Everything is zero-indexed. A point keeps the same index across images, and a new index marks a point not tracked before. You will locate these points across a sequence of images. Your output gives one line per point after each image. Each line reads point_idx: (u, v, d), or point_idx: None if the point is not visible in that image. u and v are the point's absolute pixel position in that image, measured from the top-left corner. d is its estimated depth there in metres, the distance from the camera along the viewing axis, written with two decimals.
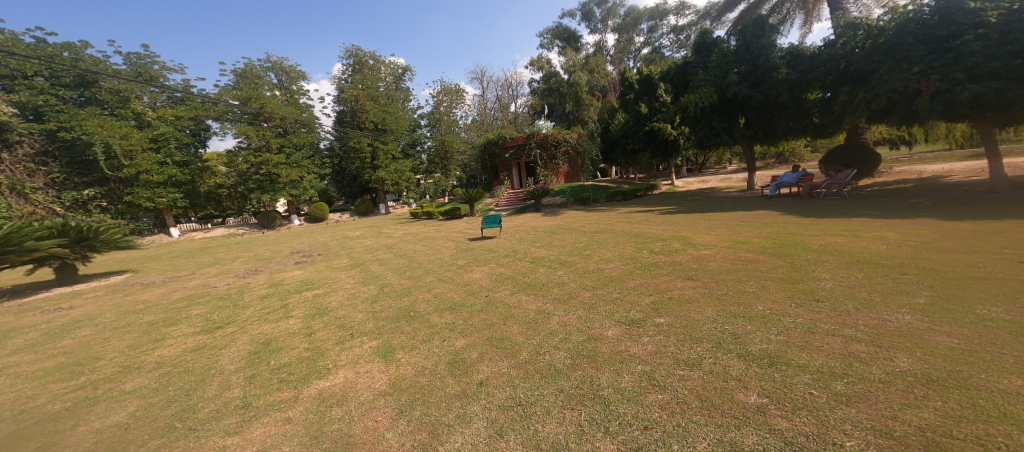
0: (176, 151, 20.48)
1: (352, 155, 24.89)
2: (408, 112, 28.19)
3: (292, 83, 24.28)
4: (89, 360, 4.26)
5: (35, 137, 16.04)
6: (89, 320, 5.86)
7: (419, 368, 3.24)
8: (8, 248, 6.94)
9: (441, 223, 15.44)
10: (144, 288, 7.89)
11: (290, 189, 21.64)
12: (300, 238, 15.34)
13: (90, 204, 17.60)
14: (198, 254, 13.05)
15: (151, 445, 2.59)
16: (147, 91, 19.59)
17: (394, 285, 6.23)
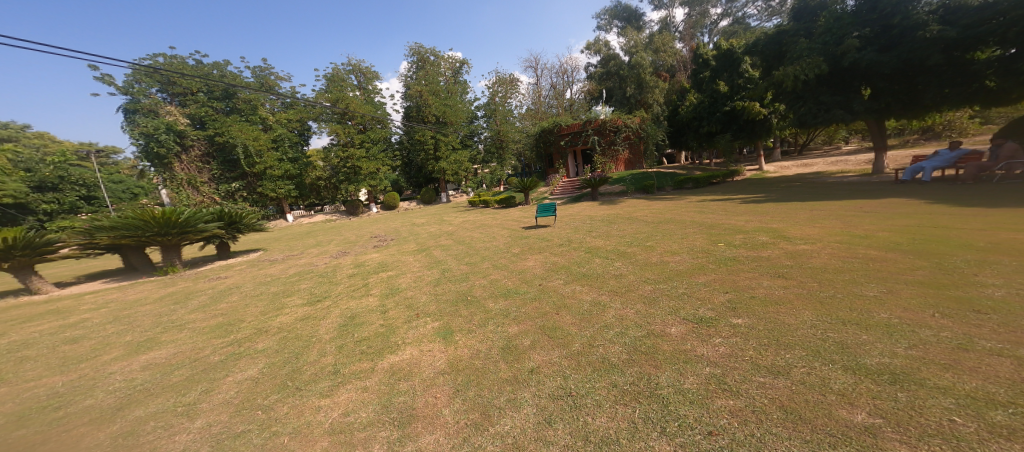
0: (290, 149, 23.43)
1: (418, 148, 26.55)
2: (466, 104, 29.10)
3: (369, 84, 26.52)
4: (235, 321, 5.20)
5: (202, 142, 21.11)
6: (236, 288, 7.18)
7: (474, 350, 3.38)
8: (185, 231, 8.67)
9: (499, 211, 15.79)
10: (264, 265, 9.35)
11: (369, 181, 23.88)
12: (376, 224, 16.90)
13: (236, 195, 21.92)
14: (303, 236, 15.17)
15: (271, 398, 3.08)
16: (267, 99, 22.93)
17: (454, 270, 6.54)
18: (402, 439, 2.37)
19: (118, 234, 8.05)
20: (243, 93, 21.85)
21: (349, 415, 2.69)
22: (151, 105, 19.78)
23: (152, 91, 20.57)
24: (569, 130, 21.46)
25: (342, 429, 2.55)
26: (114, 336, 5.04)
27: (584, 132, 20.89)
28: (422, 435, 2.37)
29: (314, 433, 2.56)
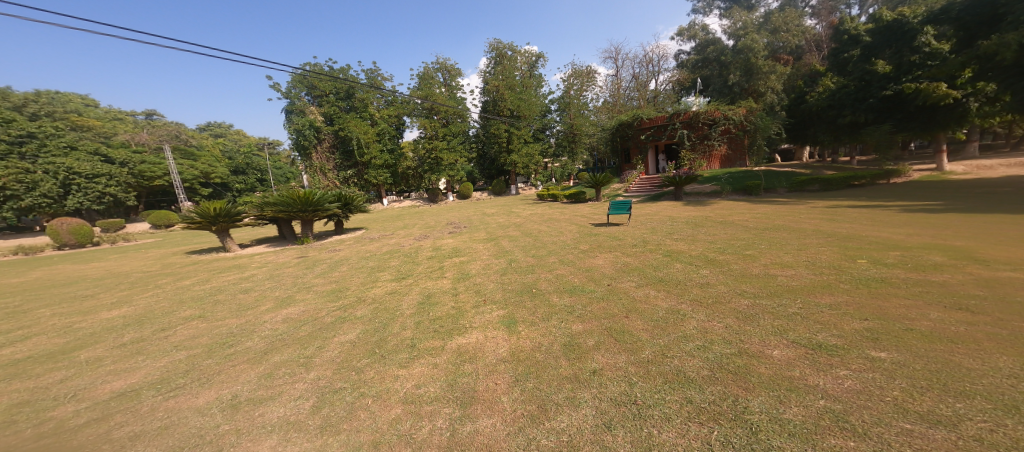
0: (388, 141, 26.04)
1: (493, 141, 27.36)
2: (541, 98, 29.27)
3: (453, 80, 27.89)
4: (342, 288, 5.94)
5: (329, 136, 25.07)
6: (344, 259, 8.15)
7: (535, 343, 3.41)
8: (317, 210, 10.12)
9: (568, 206, 15.60)
10: (362, 241, 10.46)
11: (449, 171, 25.40)
12: (451, 212, 17.88)
13: (351, 181, 25.48)
14: (392, 219, 16.72)
15: (362, 361, 3.45)
16: (375, 96, 25.60)
17: (521, 262, 6.62)
18: (464, 418, 2.48)
19: (276, 209, 9.80)
20: (359, 92, 25.29)
21: (419, 388, 2.90)
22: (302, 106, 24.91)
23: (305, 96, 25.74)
24: (651, 124, 20.37)
25: (412, 399, 2.77)
26: (267, 291, 6.11)
27: (669, 126, 19.73)
28: (480, 417, 2.47)
29: (390, 399, 2.80)
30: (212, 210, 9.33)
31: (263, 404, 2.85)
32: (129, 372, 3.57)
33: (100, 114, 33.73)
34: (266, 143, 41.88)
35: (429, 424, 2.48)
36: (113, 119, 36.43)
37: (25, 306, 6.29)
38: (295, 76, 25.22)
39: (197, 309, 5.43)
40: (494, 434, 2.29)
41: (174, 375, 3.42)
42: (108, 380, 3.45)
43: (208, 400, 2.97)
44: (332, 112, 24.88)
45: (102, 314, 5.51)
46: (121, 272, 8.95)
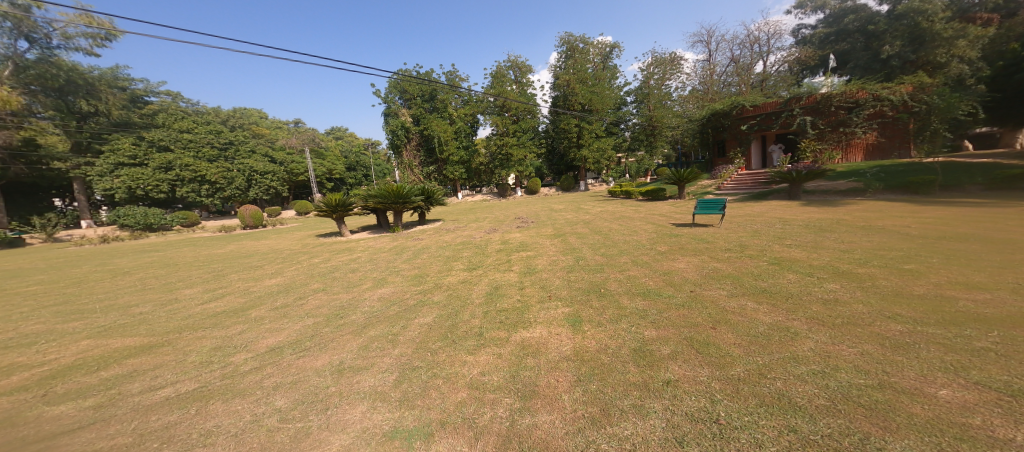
0: (465, 139, 27.35)
1: (562, 136, 27.09)
2: (616, 91, 28.31)
3: (524, 77, 28.14)
4: (423, 274, 6.46)
5: (417, 137, 26.67)
6: (423, 248, 8.82)
7: (601, 345, 3.35)
8: (406, 203, 11.14)
9: (643, 204, 14.84)
10: (440, 232, 11.20)
11: (517, 167, 26.04)
12: (519, 207, 18.17)
13: (432, 176, 27.56)
14: (466, 212, 17.57)
15: (437, 344, 3.74)
16: (453, 97, 27.02)
17: (589, 260, 6.51)
18: (523, 411, 2.56)
19: (375, 201, 11.07)
20: (440, 93, 26.83)
21: (484, 376, 3.06)
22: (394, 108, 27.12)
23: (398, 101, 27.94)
24: (757, 111, 18.17)
25: (477, 386, 2.93)
26: (367, 272, 6.91)
27: (786, 112, 17.32)
28: (540, 412, 2.52)
29: (459, 382, 3.00)
30: (334, 201, 11.05)
31: (360, 372, 3.26)
32: (280, 331, 4.37)
33: (264, 124, 42.98)
34: (370, 142, 47.57)
35: (490, 411, 2.61)
36: (276, 126, 45.79)
37: (214, 272, 8.12)
38: (391, 82, 27.53)
39: (320, 283, 6.40)
40: (552, 431, 2.34)
41: (304, 338, 4.10)
42: (266, 336, 4.26)
43: (323, 363, 3.49)
44: (420, 114, 26.71)
45: (266, 281, 6.84)
46: (263, 249, 10.93)
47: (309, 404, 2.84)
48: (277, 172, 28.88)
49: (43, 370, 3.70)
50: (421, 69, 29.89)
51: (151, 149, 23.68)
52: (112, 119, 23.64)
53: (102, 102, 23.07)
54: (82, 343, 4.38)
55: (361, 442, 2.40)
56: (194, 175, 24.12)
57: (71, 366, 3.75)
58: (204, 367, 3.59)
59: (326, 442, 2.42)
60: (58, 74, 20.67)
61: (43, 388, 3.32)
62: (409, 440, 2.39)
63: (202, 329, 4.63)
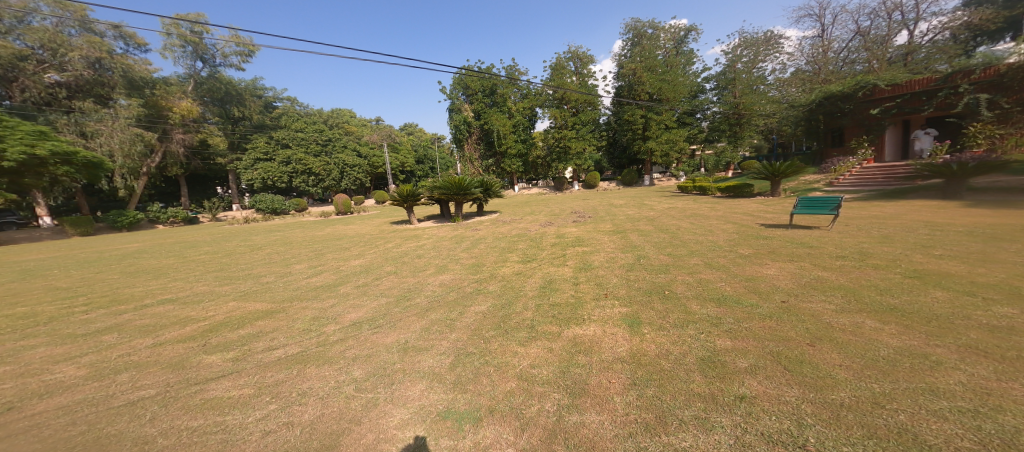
0: (522, 132, 27.53)
1: (625, 128, 25.93)
2: (691, 79, 26.61)
3: (584, 68, 27.33)
4: (480, 264, 6.66)
5: (476, 131, 27.49)
6: (479, 239, 9.07)
7: (661, 350, 3.17)
8: (466, 195, 11.58)
9: (718, 201, 13.63)
10: (497, 224, 11.40)
11: (576, 160, 25.74)
12: (576, 201, 17.81)
13: (491, 169, 28.24)
14: (522, 205, 17.67)
15: (490, 333, 3.84)
16: (512, 91, 27.22)
17: (653, 259, 6.17)
18: (571, 407, 2.55)
19: (438, 191, 11.62)
20: (499, 88, 26.92)
21: (533, 368, 3.08)
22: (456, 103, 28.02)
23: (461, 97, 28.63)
24: (898, 91, 15.48)
25: (526, 377, 2.96)
26: (432, 259, 7.30)
27: (944, 90, 14.14)
28: (588, 411, 2.48)
29: (508, 372, 3.06)
30: (404, 192, 11.82)
31: (421, 353, 3.47)
32: (360, 308, 4.81)
33: (351, 122, 47.33)
34: (436, 138, 50.00)
35: (538, 404, 2.62)
36: (361, 123, 50.17)
37: (311, 251, 9.25)
38: (455, 79, 28.26)
39: (393, 266, 6.91)
40: (600, 432, 2.29)
41: (378, 316, 4.47)
42: (349, 311, 4.73)
43: (391, 341, 3.78)
44: (480, 108, 27.09)
45: (350, 262, 7.55)
46: (347, 233, 12.15)
47: (379, 377, 3.10)
48: (363, 165, 31.65)
49: (201, 326, 4.52)
50: (482, 65, 30.33)
51: (278, 147, 28.32)
52: (254, 122, 29.06)
53: (247, 108, 28.33)
54: (229, 304, 5.29)
55: (418, 418, 2.57)
56: (304, 168, 28.05)
57: (222, 324, 4.54)
58: (304, 334, 4.09)
59: (388, 414, 2.61)
60: (221, 87, 26.65)
61: (202, 340, 4.08)
62: (460, 422, 2.49)
63: (305, 300, 5.30)
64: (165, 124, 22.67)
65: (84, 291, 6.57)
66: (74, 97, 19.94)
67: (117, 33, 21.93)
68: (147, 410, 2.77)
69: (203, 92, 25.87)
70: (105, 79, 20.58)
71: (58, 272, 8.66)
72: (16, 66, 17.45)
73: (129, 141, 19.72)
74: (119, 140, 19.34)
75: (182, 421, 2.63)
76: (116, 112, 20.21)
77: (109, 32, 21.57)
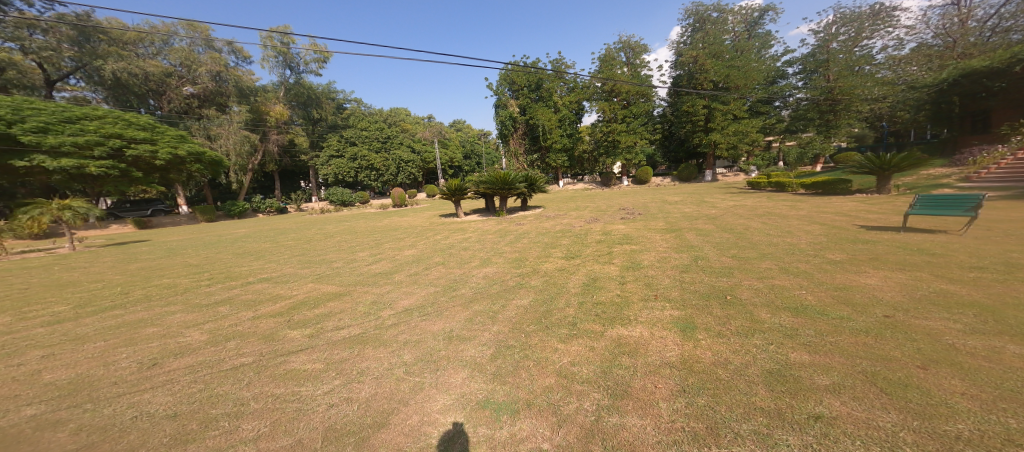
0: (568, 127, 27.16)
1: (683, 119, 24.48)
2: (768, 64, 25.05)
3: (637, 58, 26.13)
4: (523, 258, 6.70)
5: (521, 126, 27.51)
6: (523, 233, 9.12)
7: (718, 358, 2.97)
8: (511, 190, 11.70)
9: (799, 199, 12.32)
10: (541, 219, 11.36)
11: (626, 154, 24.81)
12: (626, 197, 17.14)
13: (535, 164, 28.25)
14: (568, 200, 17.41)
15: (531, 327, 3.85)
16: (558, 85, 26.90)
17: (711, 261, 5.77)
18: (611, 408, 2.49)
19: (483, 186, 11.86)
20: (545, 82, 26.70)
21: (573, 366, 3.05)
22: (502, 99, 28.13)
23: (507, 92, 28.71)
24: None
25: (566, 374, 2.94)
26: (479, 251, 7.49)
27: None
28: (630, 414, 2.41)
29: (547, 368, 3.05)
30: (451, 186, 12.26)
31: (464, 342, 3.59)
32: (412, 295, 5.10)
33: (405, 119, 49.71)
34: (482, 133, 51.03)
35: (576, 402, 2.59)
36: (414, 120, 52.55)
37: (370, 240, 9.96)
38: (500, 75, 28.28)
39: (441, 257, 7.21)
40: (641, 436, 2.22)
41: (426, 304, 4.69)
42: (402, 298, 5.03)
43: (438, 328, 3.95)
44: (526, 104, 27.12)
45: (403, 252, 8.01)
46: (401, 225, 12.89)
47: (426, 362, 3.26)
48: (417, 161, 33.30)
49: (286, 303, 5.09)
50: (529, 59, 30.06)
51: (345, 144, 30.71)
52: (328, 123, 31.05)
53: (323, 110, 30.40)
54: (308, 285, 5.88)
55: (459, 405, 2.66)
56: (367, 164, 30.33)
57: (302, 303, 5.06)
58: (364, 316, 4.43)
59: (432, 399, 2.74)
60: (304, 92, 29.00)
61: (288, 316, 4.59)
62: (498, 413, 2.55)
63: (366, 285, 5.71)
64: (265, 127, 26.25)
65: (207, 267, 7.79)
66: (203, 105, 24.73)
67: (230, 48, 25.30)
68: (246, 375, 3.18)
69: (292, 97, 28.59)
70: (223, 89, 24.75)
71: (176, 252, 10.26)
72: (164, 83, 22.30)
73: (238, 143, 23.50)
74: (233, 141, 23.32)
75: (268, 388, 2.98)
76: (231, 117, 24.09)
77: (224, 48, 25.08)
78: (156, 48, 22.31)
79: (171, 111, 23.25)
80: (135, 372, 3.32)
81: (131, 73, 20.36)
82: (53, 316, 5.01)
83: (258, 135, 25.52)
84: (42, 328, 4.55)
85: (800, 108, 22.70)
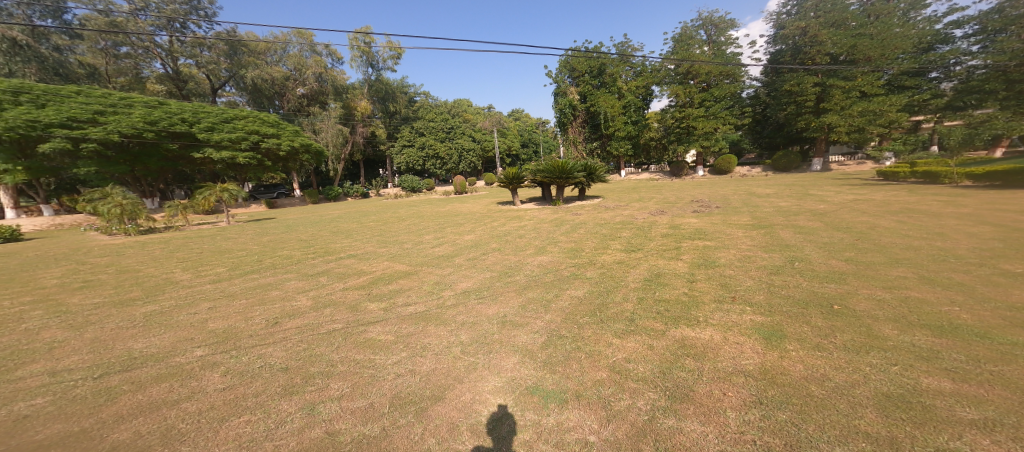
0: (633, 113, 25.62)
1: (785, 100, 21.55)
2: (916, 28, 20.21)
3: (720, 35, 23.49)
4: (580, 248, 6.57)
5: (582, 114, 26.56)
6: (580, 224, 8.91)
7: (813, 373, 2.60)
8: (569, 179, 11.49)
9: (956, 194, 9.95)
10: (599, 209, 10.99)
11: (702, 141, 22.54)
12: (701, 189, 15.63)
13: (595, 153, 27.21)
14: (632, 191, 16.47)
15: (585, 319, 3.79)
16: (624, 70, 25.47)
17: (810, 263, 5.06)
18: (667, 410, 2.37)
19: (541, 174, 11.76)
20: (609, 67, 25.31)
21: (629, 363, 2.94)
22: (563, 87, 27.20)
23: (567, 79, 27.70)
24: None
25: (620, 370, 2.86)
26: (535, 239, 7.53)
27: None
28: (690, 419, 2.28)
29: (600, 362, 3.00)
30: (509, 174, 12.38)
31: (518, 328, 3.68)
32: (471, 278, 5.35)
33: (468, 110, 51.17)
34: (542, 121, 50.64)
35: (629, 400, 2.51)
36: (477, 111, 53.92)
37: (436, 224, 10.59)
38: (561, 61, 27.24)
39: (498, 243, 7.41)
40: (701, 442, 2.10)
41: (483, 288, 4.90)
42: (462, 280, 5.30)
43: (493, 312, 4.11)
44: (587, 91, 26.01)
45: (464, 237, 8.39)
46: (462, 211, 13.46)
47: (481, 344, 3.43)
48: (478, 150, 34.41)
49: (367, 278, 5.72)
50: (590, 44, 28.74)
51: (415, 135, 32.57)
52: (402, 115, 33.40)
53: (398, 104, 32.78)
54: (384, 263, 6.51)
55: (509, 388, 2.76)
56: (433, 154, 31.96)
57: (379, 278, 5.65)
58: (429, 295, 4.78)
59: (485, 379, 2.88)
60: (383, 88, 31.47)
61: (368, 290, 5.15)
62: (546, 400, 2.58)
63: (431, 266, 6.12)
64: (354, 121, 29.48)
65: (309, 242, 9.04)
66: (311, 104, 28.11)
67: (327, 51, 28.44)
68: (335, 340, 3.66)
69: (373, 93, 31.49)
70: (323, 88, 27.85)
71: (287, 228, 12.07)
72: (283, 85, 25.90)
73: (334, 136, 26.63)
74: (331, 135, 26.42)
75: (351, 353, 3.40)
76: (329, 113, 27.22)
77: (323, 51, 28.15)
78: (278, 56, 26.15)
79: (288, 110, 27.37)
80: (263, 328, 4.03)
81: (263, 79, 24.56)
82: (214, 275, 6.30)
83: (348, 128, 28.63)
84: (207, 284, 5.77)
85: (973, 78, 18.04)
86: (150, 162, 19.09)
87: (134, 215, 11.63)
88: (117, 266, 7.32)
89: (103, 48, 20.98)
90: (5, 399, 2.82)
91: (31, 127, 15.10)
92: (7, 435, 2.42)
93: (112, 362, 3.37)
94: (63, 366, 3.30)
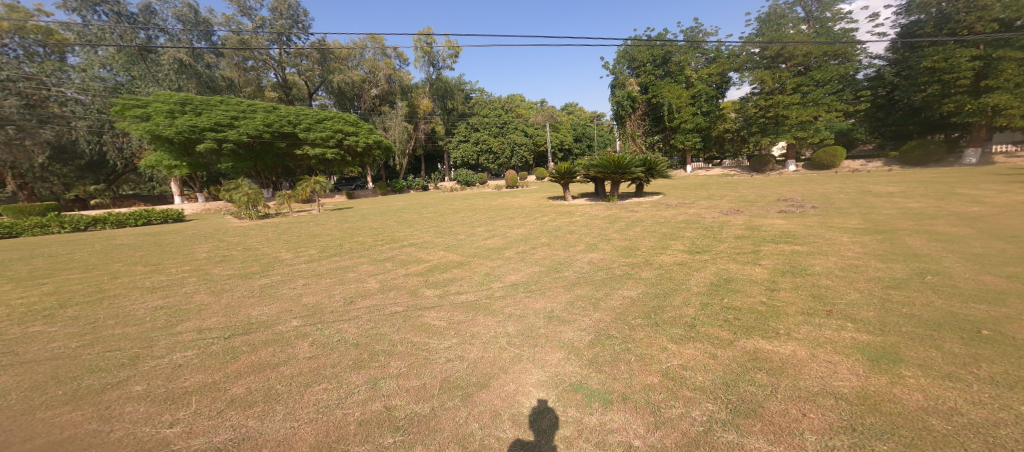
0: (705, 103, 23.56)
1: (925, 79, 18.08)
2: None
3: (825, 11, 20.45)
4: (635, 247, 6.26)
5: (643, 105, 24.94)
6: (639, 221, 8.47)
7: (936, 405, 2.20)
8: (625, 174, 10.98)
9: None
10: (659, 207, 10.35)
11: (797, 131, 19.73)
12: (790, 186, 13.83)
13: (655, 146, 25.48)
14: (697, 188, 15.23)
15: (637, 321, 3.64)
16: (693, 57, 23.54)
17: (944, 278, 4.22)
18: (727, 423, 2.20)
19: (594, 169, 11.38)
20: (675, 55, 23.49)
21: (685, 370, 2.77)
22: (620, 78, 25.76)
23: (625, 70, 26.20)
24: None
25: (674, 377, 2.70)
26: (586, 236, 7.34)
27: None
28: (757, 436, 2.09)
29: (652, 366, 2.86)
30: (561, 170, 12.16)
31: (565, 325, 3.65)
32: (520, 271, 5.43)
33: (522, 105, 51.42)
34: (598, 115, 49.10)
35: (683, 408, 2.37)
36: (530, 106, 53.82)
37: (488, 217, 10.84)
38: (620, 52, 26.01)
39: (547, 238, 7.37)
40: None
41: (531, 282, 4.94)
42: (511, 273, 5.39)
43: (540, 307, 4.12)
44: (648, 81, 24.42)
45: (515, 230, 8.49)
46: (514, 205, 13.57)
47: (527, 337, 3.47)
48: (529, 144, 34.81)
49: (425, 266, 6.10)
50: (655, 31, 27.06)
51: (467, 131, 33.65)
52: (459, 112, 34.62)
53: (455, 101, 33.96)
54: (441, 253, 6.87)
55: (552, 383, 2.76)
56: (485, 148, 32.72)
57: (435, 267, 5.98)
58: (479, 286, 4.95)
59: (528, 372, 2.92)
60: (445, 86, 32.89)
61: (426, 277, 5.49)
62: (591, 399, 2.54)
63: (481, 258, 6.30)
64: (417, 118, 31.21)
65: (378, 231, 9.85)
66: (383, 104, 30.26)
67: (395, 53, 30.34)
68: (397, 322, 3.98)
69: (434, 91, 32.85)
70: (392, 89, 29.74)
71: (362, 218, 13.27)
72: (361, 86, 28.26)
73: (400, 133, 28.43)
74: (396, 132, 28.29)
75: (409, 335, 3.66)
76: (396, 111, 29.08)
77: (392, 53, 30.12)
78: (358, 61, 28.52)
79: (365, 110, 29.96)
80: (341, 306, 4.53)
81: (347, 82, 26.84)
82: (308, 256, 7.21)
83: (413, 125, 30.36)
84: (303, 263, 6.62)
85: None
86: (268, 158, 22.27)
87: (252, 203, 13.63)
88: (243, 244, 8.74)
89: (236, 63, 24.80)
90: (167, 348, 3.54)
91: (192, 131, 18.40)
92: (167, 378, 3.03)
93: (237, 325, 4.05)
94: (205, 326, 4.05)
